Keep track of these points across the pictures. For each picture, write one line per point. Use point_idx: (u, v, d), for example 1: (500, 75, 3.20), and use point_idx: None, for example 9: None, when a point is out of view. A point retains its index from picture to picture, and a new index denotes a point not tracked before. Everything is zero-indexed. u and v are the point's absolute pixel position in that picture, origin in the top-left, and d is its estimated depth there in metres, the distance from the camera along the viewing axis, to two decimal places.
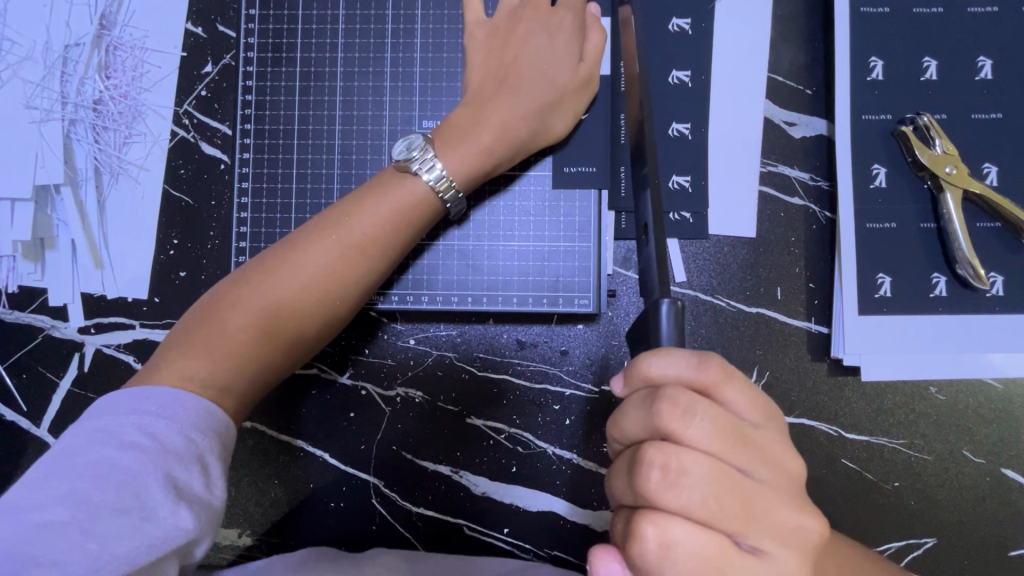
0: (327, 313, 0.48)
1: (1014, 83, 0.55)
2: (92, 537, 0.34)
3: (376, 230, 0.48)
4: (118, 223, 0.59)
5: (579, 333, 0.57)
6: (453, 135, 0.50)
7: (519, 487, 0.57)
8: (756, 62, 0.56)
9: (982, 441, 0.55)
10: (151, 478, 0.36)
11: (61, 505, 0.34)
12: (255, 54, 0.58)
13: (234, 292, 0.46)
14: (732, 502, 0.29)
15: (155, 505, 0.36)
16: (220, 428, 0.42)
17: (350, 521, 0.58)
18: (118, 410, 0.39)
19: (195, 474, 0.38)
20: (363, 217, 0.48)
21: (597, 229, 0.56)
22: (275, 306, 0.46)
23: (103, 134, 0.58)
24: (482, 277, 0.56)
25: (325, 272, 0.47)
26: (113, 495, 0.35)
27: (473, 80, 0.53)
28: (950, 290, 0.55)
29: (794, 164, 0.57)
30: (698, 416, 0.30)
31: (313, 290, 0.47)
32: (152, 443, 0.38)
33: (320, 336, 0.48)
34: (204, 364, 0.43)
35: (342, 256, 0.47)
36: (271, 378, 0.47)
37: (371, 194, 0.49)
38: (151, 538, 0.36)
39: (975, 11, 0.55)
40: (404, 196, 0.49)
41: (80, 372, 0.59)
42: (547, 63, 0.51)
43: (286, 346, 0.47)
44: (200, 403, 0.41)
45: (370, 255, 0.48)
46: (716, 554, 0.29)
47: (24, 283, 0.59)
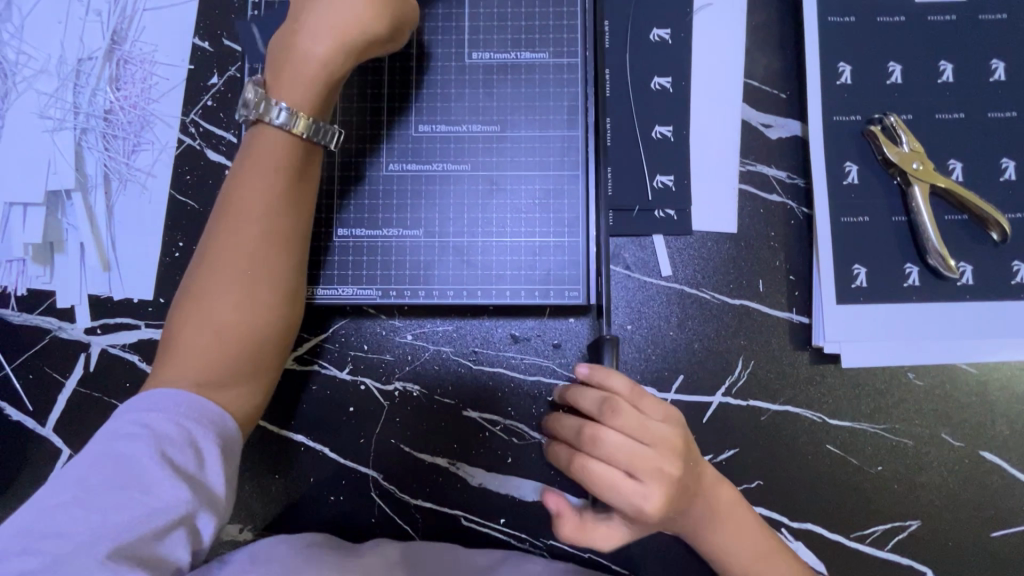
0: (262, 281, 0.47)
1: (973, 85, 0.59)
2: (93, 510, 0.36)
3: (271, 193, 0.47)
4: (126, 227, 0.61)
5: (570, 326, 0.59)
6: (277, 68, 0.48)
7: (515, 477, 0.59)
8: (733, 69, 0.60)
9: (960, 425, 0.57)
10: (144, 461, 0.38)
11: (66, 489, 0.36)
12: (259, 66, 0.60)
13: (191, 304, 0.46)
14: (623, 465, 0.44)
15: (150, 483, 0.37)
16: (216, 416, 0.42)
17: (350, 515, 0.59)
18: (118, 412, 0.41)
19: (189, 456, 0.39)
20: (256, 184, 0.47)
21: (586, 226, 0.59)
22: (224, 297, 0.46)
23: (113, 142, 0.61)
24: (477, 273, 0.59)
25: (251, 245, 0.47)
26: (112, 475, 0.37)
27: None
28: (922, 279, 0.57)
29: (771, 163, 0.60)
30: (621, 411, 0.45)
31: (240, 268, 0.46)
32: (146, 432, 0.39)
33: (284, 305, 0.48)
34: (183, 366, 0.44)
35: (254, 226, 0.47)
36: (258, 361, 0.47)
37: (250, 165, 0.48)
38: (149, 514, 0.37)
39: (935, 19, 0.59)
40: (276, 149, 0.48)
41: (85, 372, 0.60)
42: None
43: (259, 328, 0.47)
44: (195, 396, 0.42)
45: (280, 215, 0.48)
46: (607, 480, 0.44)
47: (33, 286, 0.61)
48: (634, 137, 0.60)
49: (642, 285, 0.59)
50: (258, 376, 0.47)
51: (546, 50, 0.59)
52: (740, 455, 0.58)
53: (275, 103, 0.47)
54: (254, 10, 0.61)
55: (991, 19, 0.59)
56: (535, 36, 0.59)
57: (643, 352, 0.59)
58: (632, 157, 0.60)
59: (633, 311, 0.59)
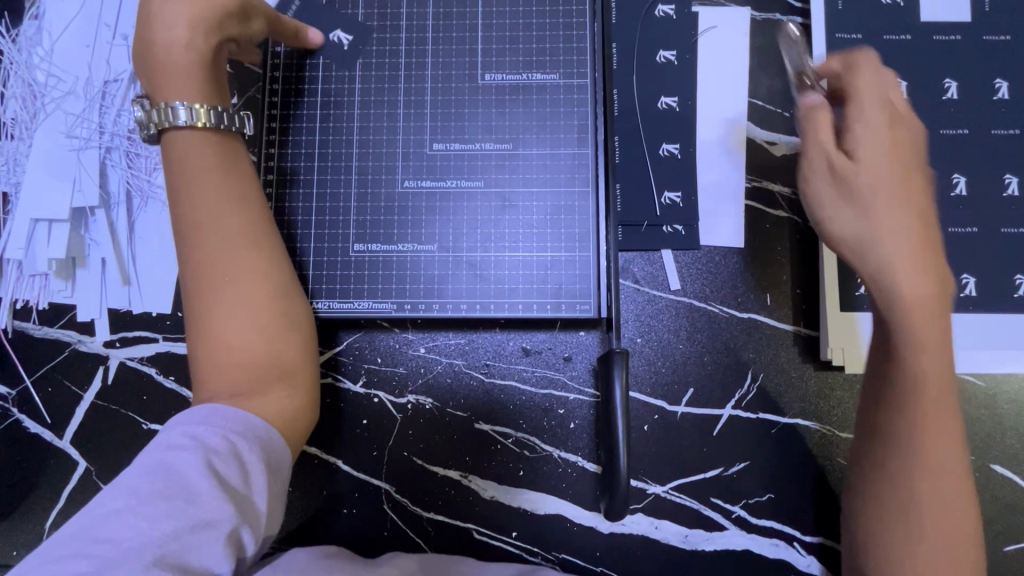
0: (254, 273, 0.48)
1: (976, 103, 0.60)
2: (141, 518, 0.36)
3: (224, 201, 0.49)
4: (146, 242, 0.63)
5: (581, 339, 0.60)
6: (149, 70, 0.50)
7: (526, 490, 0.59)
8: (739, 88, 0.62)
9: (971, 438, 0.57)
10: (192, 473, 0.39)
11: (118, 496, 0.37)
12: (279, 85, 0.62)
13: (201, 325, 0.46)
14: (917, 334, 0.43)
15: (197, 495, 0.38)
16: (260, 431, 0.43)
17: (363, 527, 0.59)
18: (171, 423, 0.42)
19: (235, 470, 0.40)
20: (209, 188, 0.49)
21: (597, 240, 0.60)
22: (230, 302, 0.46)
23: (135, 160, 0.63)
24: (490, 286, 0.60)
25: (228, 244, 0.48)
26: (161, 486, 0.38)
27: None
28: None
29: (777, 179, 0.61)
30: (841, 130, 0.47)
31: (220, 278, 0.47)
32: (195, 444, 0.40)
33: (283, 291, 0.49)
34: (216, 385, 0.45)
35: (225, 226, 0.48)
36: (281, 357, 0.47)
37: (194, 181, 0.49)
38: (195, 527, 0.37)
39: (939, 39, 0.61)
40: (216, 160, 0.50)
41: (103, 385, 0.61)
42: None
43: (271, 321, 0.48)
44: (238, 409, 0.43)
45: (241, 217, 0.49)
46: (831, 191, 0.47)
47: (54, 300, 0.62)
48: (643, 154, 0.61)
49: (651, 298, 0.60)
50: (290, 376, 0.48)
51: (557, 70, 0.61)
52: (749, 467, 0.58)
53: (171, 106, 0.48)
54: None
55: (993, 39, 0.61)
56: (545, 57, 0.62)
57: (653, 364, 0.59)
58: (641, 174, 0.61)
59: (643, 324, 0.60)
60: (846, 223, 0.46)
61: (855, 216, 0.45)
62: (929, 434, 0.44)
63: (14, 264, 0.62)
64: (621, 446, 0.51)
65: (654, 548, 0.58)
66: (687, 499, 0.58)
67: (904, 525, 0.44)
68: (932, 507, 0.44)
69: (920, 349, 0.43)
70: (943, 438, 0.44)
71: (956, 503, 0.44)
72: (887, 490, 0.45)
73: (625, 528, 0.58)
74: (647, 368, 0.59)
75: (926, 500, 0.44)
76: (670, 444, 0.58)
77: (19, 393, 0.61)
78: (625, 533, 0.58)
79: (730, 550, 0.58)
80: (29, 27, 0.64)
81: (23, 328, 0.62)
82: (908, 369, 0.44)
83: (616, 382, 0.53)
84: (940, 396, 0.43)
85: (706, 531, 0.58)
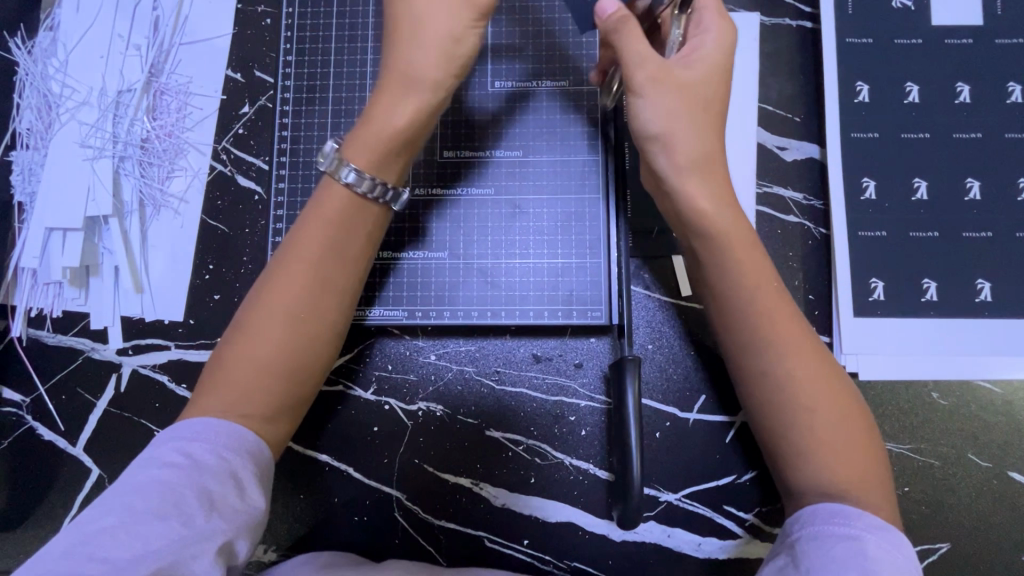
0: (316, 317, 0.48)
1: (990, 106, 0.60)
2: (136, 536, 0.36)
3: (326, 244, 0.49)
4: (159, 251, 0.63)
5: (592, 346, 0.60)
6: (366, 127, 0.50)
7: (538, 498, 0.59)
8: (749, 93, 0.62)
9: (987, 444, 0.57)
10: (188, 490, 0.39)
11: (110, 513, 0.37)
12: (291, 96, 0.64)
13: (240, 339, 0.47)
14: (729, 225, 0.47)
15: (191, 511, 0.38)
16: (252, 449, 0.44)
17: (374, 534, 0.59)
18: (160, 440, 0.42)
19: (230, 487, 0.40)
20: (312, 228, 0.49)
21: (607, 247, 0.60)
22: (284, 336, 0.47)
23: (148, 169, 0.63)
24: (501, 293, 0.60)
25: (307, 283, 0.48)
26: (154, 502, 0.37)
27: (407, 48, 0.49)
28: (940, 295, 0.58)
29: (788, 185, 0.61)
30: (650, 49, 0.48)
31: (286, 306, 0.47)
32: (189, 462, 0.40)
33: (333, 340, 0.50)
34: (214, 398, 0.44)
35: (312, 265, 0.48)
36: (292, 402, 0.47)
37: (313, 217, 0.50)
38: (191, 542, 0.37)
39: (951, 42, 0.61)
40: (342, 207, 0.49)
41: (116, 393, 0.62)
42: (427, 55, 0.49)
43: (304, 361, 0.47)
44: (235, 425, 0.43)
45: (336, 263, 0.49)
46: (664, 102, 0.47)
47: (68, 308, 0.63)
48: None
49: (662, 304, 0.60)
50: (291, 414, 0.47)
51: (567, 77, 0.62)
52: (762, 475, 0.58)
53: (346, 164, 0.49)
54: (286, 43, 0.64)
55: (1007, 42, 0.60)
56: (555, 65, 0.62)
57: (665, 370, 0.59)
58: None
59: (654, 330, 0.60)
60: (681, 131, 0.47)
61: (678, 120, 0.47)
62: (776, 327, 0.46)
63: (29, 272, 0.62)
64: (636, 455, 0.51)
65: (666, 556, 0.58)
66: (700, 506, 0.58)
67: (796, 423, 0.44)
68: (817, 394, 0.45)
69: (731, 235, 0.47)
70: (785, 320, 0.46)
71: (851, 444, 0.44)
72: (771, 390, 0.46)
73: (637, 536, 0.58)
74: (658, 374, 0.59)
75: (807, 391, 0.45)
76: (682, 451, 0.58)
77: (32, 401, 0.62)
78: (638, 541, 0.58)
79: (742, 558, 0.57)
80: (44, 38, 0.64)
81: (37, 336, 0.62)
82: (743, 274, 0.47)
83: (627, 391, 0.53)
84: (764, 280, 0.47)
85: (719, 539, 0.57)
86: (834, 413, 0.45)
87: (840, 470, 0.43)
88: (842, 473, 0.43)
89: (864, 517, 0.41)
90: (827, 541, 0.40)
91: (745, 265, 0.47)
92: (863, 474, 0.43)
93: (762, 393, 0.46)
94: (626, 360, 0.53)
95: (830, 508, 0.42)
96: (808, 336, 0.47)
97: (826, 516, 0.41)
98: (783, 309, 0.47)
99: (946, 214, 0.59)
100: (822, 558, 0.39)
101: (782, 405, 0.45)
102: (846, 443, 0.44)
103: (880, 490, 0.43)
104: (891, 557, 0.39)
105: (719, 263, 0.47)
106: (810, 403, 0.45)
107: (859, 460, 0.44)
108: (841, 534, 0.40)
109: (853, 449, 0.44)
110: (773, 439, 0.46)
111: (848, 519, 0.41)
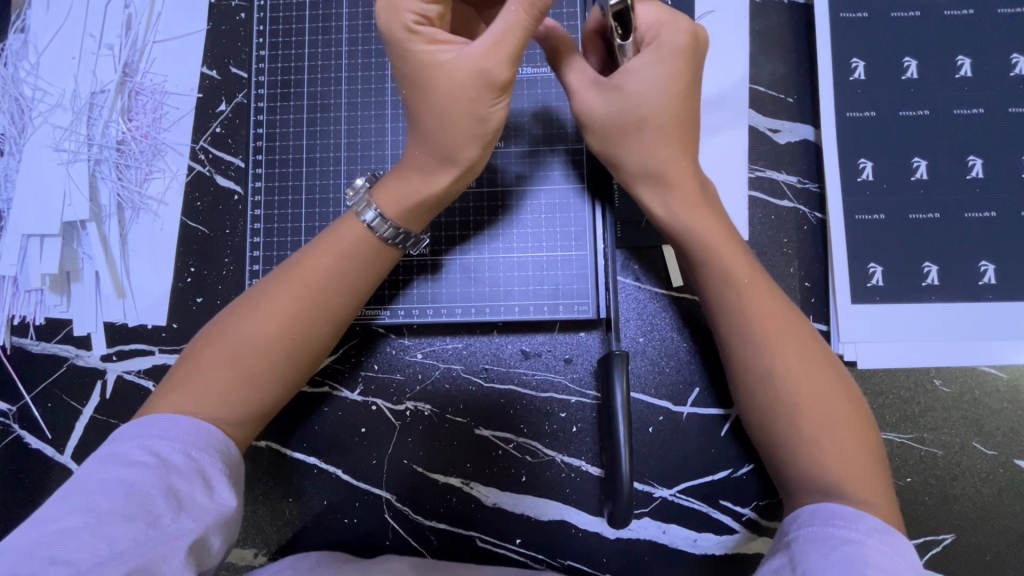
0: (300, 342, 0.46)
1: (993, 79, 0.57)
2: (102, 538, 0.35)
3: (335, 272, 0.48)
4: (140, 254, 0.62)
5: (582, 340, 0.58)
6: (393, 190, 0.48)
7: (530, 496, 0.58)
8: (740, 73, 0.59)
9: (991, 433, 0.55)
10: (153, 489, 0.38)
11: (74, 514, 0.36)
12: (266, 91, 0.62)
13: (213, 346, 0.45)
14: (705, 236, 0.46)
15: (159, 511, 0.38)
16: (223, 446, 0.43)
17: (365, 536, 0.58)
18: (126, 437, 0.41)
19: (198, 485, 0.40)
20: (313, 257, 0.48)
21: (593, 238, 0.58)
22: (260, 354, 0.45)
23: (126, 172, 0.62)
24: (485, 289, 0.59)
25: (295, 310, 0.46)
26: (120, 503, 0.37)
27: (432, 125, 0.46)
28: (942, 279, 0.56)
29: (781, 168, 0.59)
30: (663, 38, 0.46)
31: (280, 325, 0.46)
32: (155, 461, 0.40)
33: (312, 364, 0.48)
34: (186, 393, 0.44)
35: (305, 293, 0.47)
36: (268, 408, 0.46)
37: (325, 244, 0.49)
38: (159, 543, 0.37)
39: (951, 14, 0.58)
40: (351, 234, 0.48)
41: (101, 400, 0.61)
42: (457, 136, 0.45)
43: (272, 378, 0.46)
44: (202, 423, 0.43)
45: (339, 293, 0.48)
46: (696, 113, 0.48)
47: (50, 315, 0.62)
48: None
49: (653, 296, 0.58)
50: (255, 423, 0.46)
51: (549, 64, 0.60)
52: (759, 468, 0.56)
53: (370, 206, 0.48)
54: (259, 38, 0.62)
55: (1009, 12, 0.57)
56: (537, 52, 0.60)
57: (657, 364, 0.58)
58: None
59: (646, 323, 0.58)
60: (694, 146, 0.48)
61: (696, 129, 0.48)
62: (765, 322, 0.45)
63: (9, 280, 0.61)
64: (622, 449, 0.50)
65: (662, 553, 0.56)
66: (695, 502, 0.56)
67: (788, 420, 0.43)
68: (805, 391, 0.43)
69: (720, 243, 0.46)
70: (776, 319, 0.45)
71: (845, 440, 0.42)
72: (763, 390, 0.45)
73: (632, 533, 0.57)
74: (650, 368, 0.58)
75: (789, 383, 0.44)
76: (676, 446, 0.57)
77: (18, 409, 0.61)
78: (633, 539, 0.57)
79: (740, 553, 0.56)
80: (15, 40, 0.63)
81: (22, 344, 0.62)
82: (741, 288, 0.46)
83: (615, 383, 0.51)
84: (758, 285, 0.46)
85: (715, 535, 0.56)
86: (830, 410, 0.43)
87: (823, 467, 0.42)
88: (835, 469, 0.42)
89: (866, 521, 0.39)
90: (824, 546, 0.38)
91: (732, 275, 0.46)
92: (856, 467, 0.42)
93: (751, 388, 0.45)
94: (613, 353, 0.52)
95: (834, 509, 0.40)
96: (803, 335, 0.45)
97: (825, 515, 0.40)
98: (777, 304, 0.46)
99: (947, 194, 0.57)
100: (819, 560, 0.37)
101: (761, 399, 0.45)
102: (840, 438, 0.42)
103: (879, 486, 0.42)
104: (892, 563, 0.37)
105: (719, 267, 0.46)
106: (798, 405, 0.43)
107: (854, 453, 0.42)
108: (841, 537, 0.38)
109: (849, 445, 0.42)
110: (766, 433, 0.45)
111: (850, 522, 0.39)
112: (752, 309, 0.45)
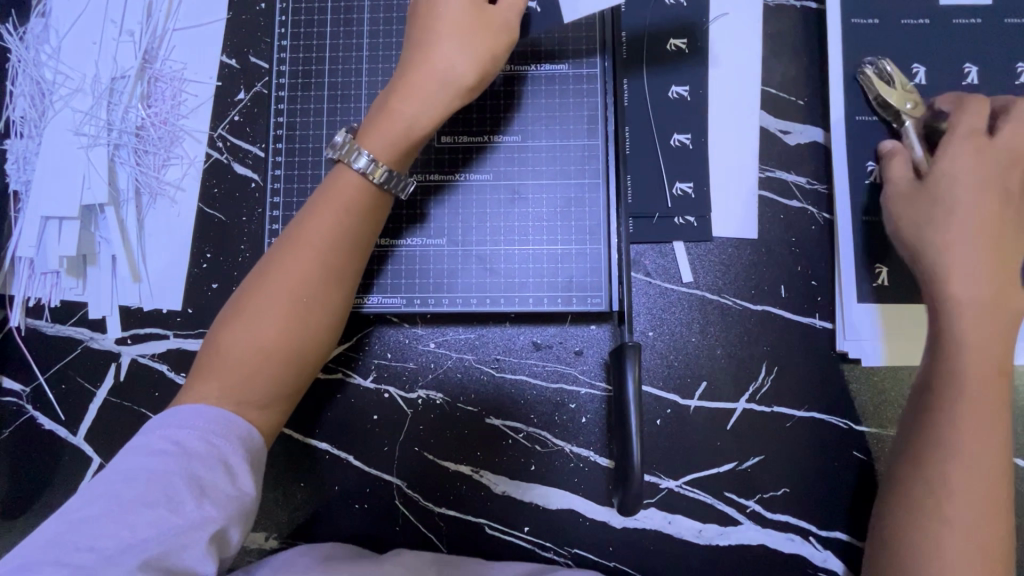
0: (312, 308, 0.47)
1: (999, 87, 0.58)
2: (124, 525, 0.37)
3: (337, 232, 0.48)
4: (156, 238, 0.63)
5: (592, 333, 0.60)
6: (380, 124, 0.49)
7: (538, 485, 0.59)
8: (752, 76, 0.60)
9: None
10: (175, 478, 0.39)
11: (97, 503, 0.38)
12: (286, 81, 0.63)
13: (230, 327, 0.46)
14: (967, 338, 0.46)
15: (180, 499, 0.39)
16: (244, 433, 0.43)
17: (375, 523, 0.59)
18: (149, 429, 0.42)
19: (219, 473, 0.40)
20: (313, 221, 0.48)
21: (607, 233, 0.59)
22: (277, 326, 0.46)
23: (144, 157, 0.63)
24: (500, 280, 0.59)
25: (303, 275, 0.47)
26: (143, 491, 0.38)
27: (432, 53, 0.50)
28: None
29: (791, 169, 0.60)
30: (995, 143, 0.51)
31: (292, 294, 0.47)
32: (177, 450, 0.40)
33: (330, 330, 0.49)
34: (212, 378, 0.44)
35: (310, 258, 0.47)
36: (294, 382, 0.47)
37: (323, 202, 0.49)
38: (179, 533, 0.38)
39: (960, 23, 0.59)
40: (351, 194, 0.49)
41: (115, 382, 0.61)
42: (449, 52, 0.49)
43: (293, 351, 0.46)
44: (228, 411, 0.43)
45: (344, 253, 0.49)
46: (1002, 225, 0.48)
47: (66, 297, 0.62)
48: (653, 143, 0.60)
49: (663, 290, 0.59)
50: (284, 400, 0.47)
51: (566, 61, 0.61)
52: (764, 461, 0.57)
53: (360, 150, 0.48)
54: (281, 27, 0.63)
55: (1016, 22, 0.59)
56: (556, 48, 0.61)
57: (666, 357, 0.59)
58: (648, 164, 0.60)
59: (655, 317, 0.59)
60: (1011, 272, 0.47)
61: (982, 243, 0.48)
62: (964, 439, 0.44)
63: (26, 261, 0.62)
64: (635, 439, 0.51)
65: (667, 543, 0.58)
66: (701, 493, 0.57)
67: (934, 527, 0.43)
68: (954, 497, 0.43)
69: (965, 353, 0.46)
70: (933, 405, 0.46)
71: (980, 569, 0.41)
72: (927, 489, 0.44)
73: (638, 522, 0.58)
74: (659, 361, 0.59)
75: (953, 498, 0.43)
76: (683, 438, 0.58)
77: (31, 390, 0.62)
78: (638, 528, 0.58)
79: (744, 544, 0.57)
80: (36, 24, 0.64)
81: (36, 326, 0.62)
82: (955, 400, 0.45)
83: (628, 373, 0.52)
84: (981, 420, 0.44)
85: (720, 526, 0.57)
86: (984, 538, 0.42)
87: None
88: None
89: None
90: None
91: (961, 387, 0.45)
92: None
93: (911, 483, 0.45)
94: (624, 345, 0.53)
95: None
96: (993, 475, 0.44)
97: None
98: (970, 401, 0.44)
99: None
100: None
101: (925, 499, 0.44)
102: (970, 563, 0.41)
103: None
104: None
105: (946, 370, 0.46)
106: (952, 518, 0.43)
107: (979, 555, 0.42)
108: None
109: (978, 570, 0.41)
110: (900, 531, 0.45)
111: None
112: (958, 429, 0.44)
